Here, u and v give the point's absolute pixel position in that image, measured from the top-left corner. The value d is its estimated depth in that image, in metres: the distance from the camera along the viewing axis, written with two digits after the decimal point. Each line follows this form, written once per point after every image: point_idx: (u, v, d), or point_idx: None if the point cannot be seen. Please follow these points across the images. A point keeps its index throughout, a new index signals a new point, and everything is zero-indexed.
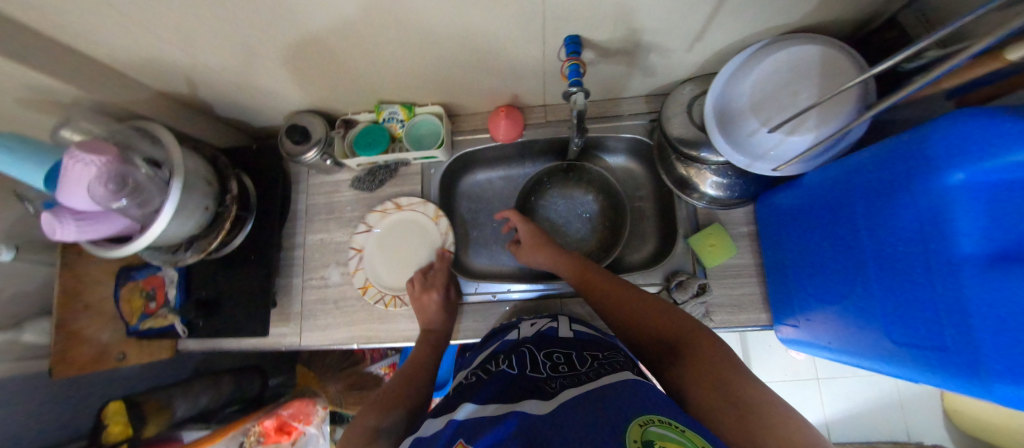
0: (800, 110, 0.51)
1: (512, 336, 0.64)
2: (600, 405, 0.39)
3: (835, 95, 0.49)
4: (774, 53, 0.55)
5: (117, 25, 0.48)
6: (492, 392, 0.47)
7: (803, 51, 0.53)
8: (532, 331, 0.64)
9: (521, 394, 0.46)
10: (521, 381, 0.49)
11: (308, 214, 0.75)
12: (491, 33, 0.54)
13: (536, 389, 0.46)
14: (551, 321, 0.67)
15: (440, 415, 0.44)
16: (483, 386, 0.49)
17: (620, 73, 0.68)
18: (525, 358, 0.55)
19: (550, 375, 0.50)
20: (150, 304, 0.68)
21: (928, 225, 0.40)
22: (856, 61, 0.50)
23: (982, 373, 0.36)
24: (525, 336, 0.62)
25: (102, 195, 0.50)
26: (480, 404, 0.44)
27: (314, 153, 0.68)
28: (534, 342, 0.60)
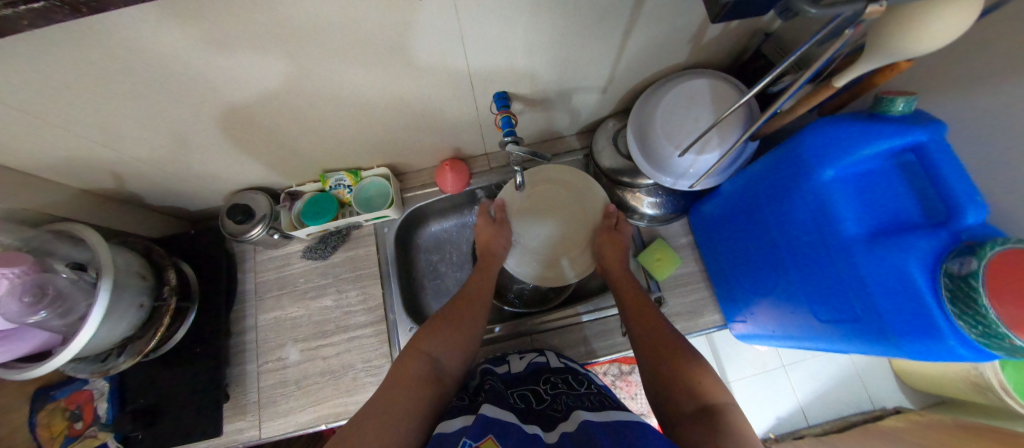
0: (703, 132, 0.58)
1: (501, 368, 0.63)
2: (610, 437, 0.40)
3: (728, 116, 0.56)
4: (674, 86, 0.63)
5: (31, 131, 0.47)
6: (505, 403, 0.47)
7: (697, 82, 0.61)
8: (521, 364, 0.63)
9: (529, 418, 0.46)
10: (526, 411, 0.49)
11: (258, 292, 0.72)
12: (423, 97, 0.59)
13: (546, 419, 0.47)
14: (539, 355, 0.66)
15: (463, 413, 0.45)
16: (497, 397, 0.48)
17: (549, 117, 0.74)
18: (525, 391, 0.55)
19: (555, 401, 0.51)
20: (76, 425, 0.60)
21: (819, 218, 0.46)
22: (736, 89, 0.59)
23: (891, 335, 0.41)
24: (516, 370, 0.61)
25: (16, 310, 0.47)
26: (500, 407, 0.45)
27: (259, 229, 0.66)
28: (528, 376, 0.60)
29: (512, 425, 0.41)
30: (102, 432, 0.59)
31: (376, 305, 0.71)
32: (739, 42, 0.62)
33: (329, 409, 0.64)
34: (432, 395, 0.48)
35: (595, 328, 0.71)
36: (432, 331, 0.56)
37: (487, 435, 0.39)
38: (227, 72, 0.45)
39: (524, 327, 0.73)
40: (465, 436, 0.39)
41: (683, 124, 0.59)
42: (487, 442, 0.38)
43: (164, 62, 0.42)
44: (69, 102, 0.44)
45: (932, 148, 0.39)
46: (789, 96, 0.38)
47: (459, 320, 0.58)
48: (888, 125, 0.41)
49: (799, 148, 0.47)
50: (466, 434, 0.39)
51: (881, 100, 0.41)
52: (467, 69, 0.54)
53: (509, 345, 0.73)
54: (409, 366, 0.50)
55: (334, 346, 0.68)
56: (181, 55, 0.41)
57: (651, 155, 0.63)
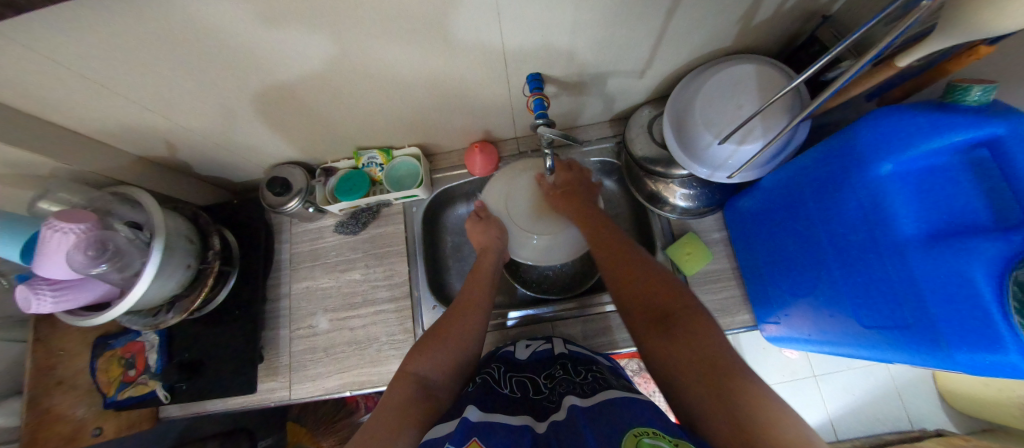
0: (746, 121, 0.55)
1: (507, 352, 0.65)
2: (592, 417, 0.40)
3: (775, 104, 0.53)
4: (716, 72, 0.60)
5: (97, 97, 0.51)
6: (495, 401, 0.48)
7: (743, 68, 0.58)
8: (527, 352, 0.64)
9: (520, 409, 0.47)
10: (521, 401, 0.50)
11: (293, 263, 0.75)
12: (458, 77, 0.59)
13: (540, 410, 0.47)
14: (546, 342, 0.66)
15: (453, 418, 0.45)
16: (488, 394, 0.49)
17: (582, 103, 0.73)
18: (525, 382, 0.55)
19: (551, 391, 0.52)
20: (129, 372, 0.65)
21: (871, 216, 0.43)
22: (787, 76, 0.55)
23: (944, 344, 0.38)
24: (520, 359, 0.63)
25: (80, 262, 0.50)
26: (488, 409, 0.45)
27: (296, 202, 0.69)
28: (532, 365, 0.60)
29: (499, 425, 0.42)
30: (152, 380, 0.65)
31: (402, 281, 0.73)
32: (792, 25, 0.58)
33: (354, 377, 0.67)
34: (428, 410, 0.48)
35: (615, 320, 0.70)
36: (423, 347, 0.55)
37: (472, 439, 0.39)
38: (270, 45, 0.47)
39: (545, 314, 0.73)
40: (448, 442, 0.39)
41: (723, 112, 0.57)
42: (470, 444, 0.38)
43: (215, 34, 0.44)
44: (132, 70, 0.47)
45: (1009, 143, 0.35)
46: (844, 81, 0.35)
47: (450, 335, 0.57)
48: (958, 116, 0.37)
49: (853, 140, 0.43)
50: (450, 440, 0.40)
51: (953, 87, 0.38)
52: (502, 48, 0.53)
53: (530, 330, 0.74)
54: (397, 389, 0.49)
55: (360, 318, 0.71)
56: (232, 28, 0.43)
57: (685, 145, 0.61)
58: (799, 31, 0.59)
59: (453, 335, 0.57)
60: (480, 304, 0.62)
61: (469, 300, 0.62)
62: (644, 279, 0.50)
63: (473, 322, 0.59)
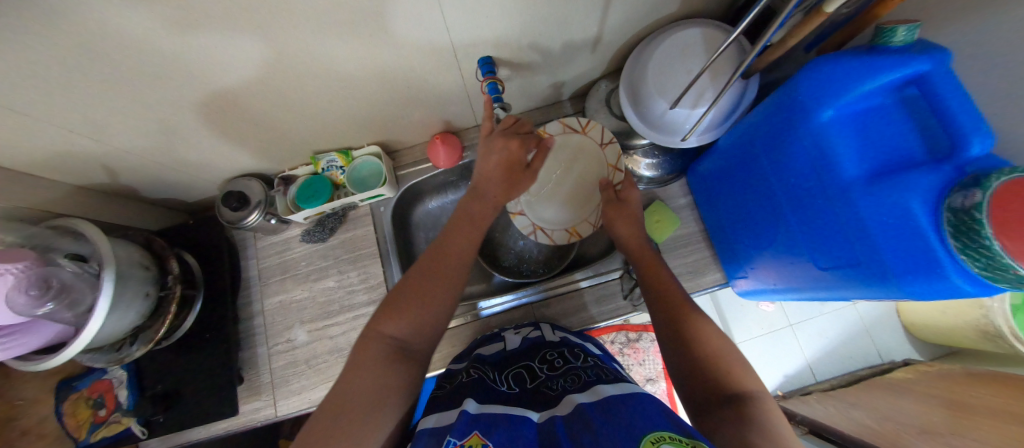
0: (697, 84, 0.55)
1: (498, 346, 0.64)
2: (604, 413, 0.40)
3: (720, 63, 0.54)
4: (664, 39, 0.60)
5: (11, 125, 0.47)
6: (493, 393, 0.48)
7: (688, 32, 0.58)
8: (516, 341, 0.65)
9: (519, 399, 0.47)
10: (518, 390, 0.50)
11: (262, 278, 0.73)
12: (406, 67, 0.57)
13: (541, 397, 0.48)
14: (535, 328, 0.68)
15: (449, 408, 0.44)
16: (486, 385, 0.49)
17: (539, 83, 0.72)
18: (522, 371, 0.56)
19: (550, 376, 0.53)
20: (100, 412, 0.62)
21: (817, 162, 0.45)
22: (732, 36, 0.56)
23: (892, 276, 0.40)
24: (512, 348, 0.63)
25: (24, 303, 0.47)
26: (484, 402, 0.44)
27: (255, 215, 0.67)
28: (521, 352, 0.61)
29: (500, 417, 0.41)
30: (125, 418, 0.62)
31: (377, 283, 0.71)
32: None
33: None
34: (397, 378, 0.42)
35: (596, 294, 0.71)
36: (394, 306, 0.48)
37: (472, 433, 0.37)
38: (201, 52, 0.44)
39: (525, 299, 0.73)
40: (449, 434, 0.37)
41: (673, 78, 0.57)
42: (471, 439, 0.36)
43: (135, 45, 0.41)
44: (46, 92, 0.44)
45: (933, 80, 0.37)
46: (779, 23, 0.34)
47: (427, 290, 0.49)
48: (887, 56, 0.39)
49: (794, 92, 0.44)
50: (452, 432, 0.38)
51: (880, 30, 0.39)
52: (448, 35, 0.52)
53: (513, 316, 0.73)
54: (366, 351, 0.43)
55: (340, 325, 0.69)
56: (152, 36, 0.40)
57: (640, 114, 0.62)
58: None
59: (428, 294, 0.49)
60: (454, 275, 0.51)
61: (442, 274, 0.51)
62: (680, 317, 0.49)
63: (451, 285, 0.51)
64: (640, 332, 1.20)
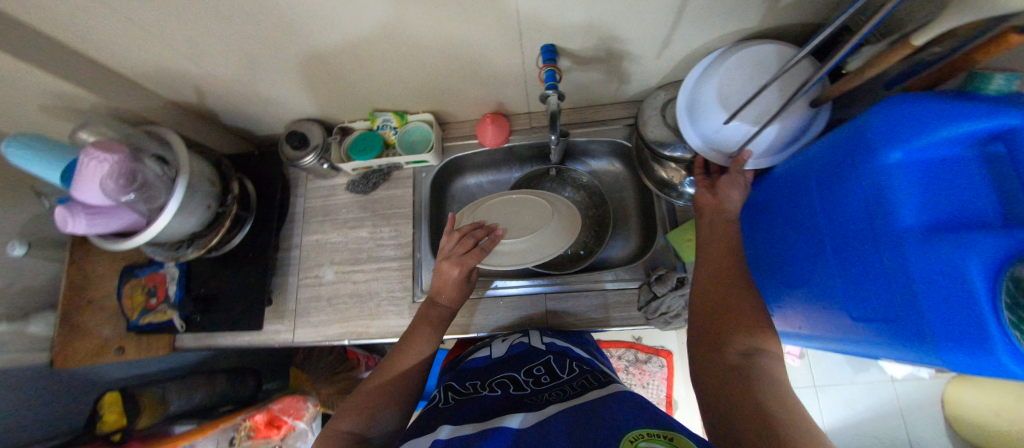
0: (763, 104, 0.53)
1: (485, 354, 0.67)
2: (585, 417, 0.43)
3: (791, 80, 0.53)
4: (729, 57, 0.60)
5: (133, 35, 0.53)
6: (476, 409, 0.50)
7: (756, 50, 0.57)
8: (503, 349, 0.66)
9: (503, 410, 0.50)
10: (503, 400, 0.53)
11: (305, 216, 0.79)
12: (474, 44, 0.59)
13: (523, 407, 0.50)
14: (523, 336, 0.67)
15: (428, 433, 0.45)
16: (469, 404, 0.52)
17: (598, 80, 0.72)
18: (507, 382, 0.58)
19: (536, 391, 0.55)
20: (151, 300, 0.70)
21: (873, 205, 0.42)
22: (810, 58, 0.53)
23: (930, 338, 0.38)
24: (497, 355, 0.65)
25: (112, 190, 0.54)
26: (457, 424, 0.46)
27: (311, 157, 0.72)
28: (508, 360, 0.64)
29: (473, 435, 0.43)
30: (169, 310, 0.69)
31: (405, 241, 0.75)
32: (818, 13, 0.57)
33: (353, 326, 0.71)
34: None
35: (613, 299, 0.71)
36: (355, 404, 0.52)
37: None
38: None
39: (538, 288, 0.73)
40: None
41: (738, 93, 0.56)
42: None
43: None
44: (167, 11, 0.50)
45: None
46: (850, 49, 0.33)
47: (389, 378, 0.55)
48: (974, 103, 0.36)
49: (864, 128, 0.43)
50: None
51: (973, 75, 0.38)
52: (518, 17, 0.54)
53: (523, 301, 0.73)
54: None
55: (364, 273, 0.74)
56: None
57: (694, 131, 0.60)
58: (825, 18, 0.57)
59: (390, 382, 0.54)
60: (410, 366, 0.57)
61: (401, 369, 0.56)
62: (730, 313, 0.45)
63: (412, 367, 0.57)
64: (650, 355, 1.19)
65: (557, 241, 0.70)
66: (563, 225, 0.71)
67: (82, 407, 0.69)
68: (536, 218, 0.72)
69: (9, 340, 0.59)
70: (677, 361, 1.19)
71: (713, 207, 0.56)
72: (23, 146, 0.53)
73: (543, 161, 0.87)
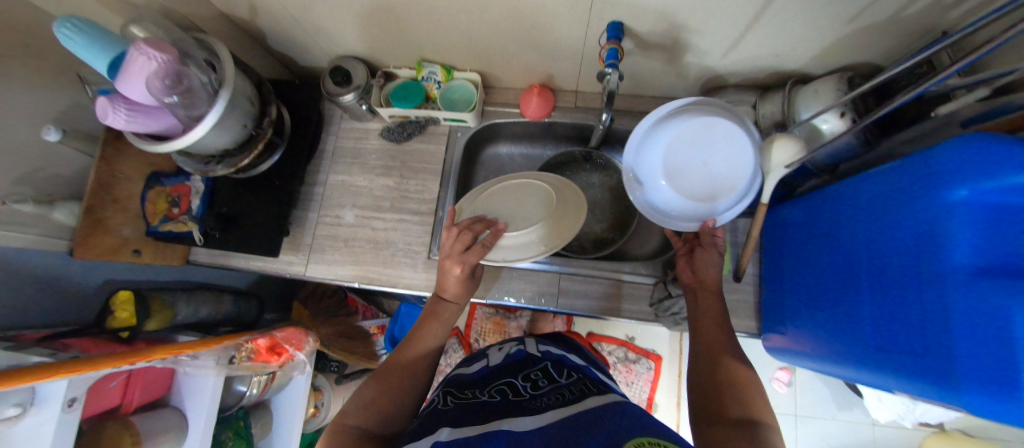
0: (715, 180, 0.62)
1: (482, 364, 0.73)
2: (585, 424, 0.45)
3: (736, 157, 0.61)
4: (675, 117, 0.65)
5: None
6: (483, 407, 0.53)
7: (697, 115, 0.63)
8: (498, 358, 0.75)
9: (509, 409, 0.52)
10: (505, 400, 0.57)
11: (334, 155, 0.78)
12: (542, 9, 0.57)
13: (527, 407, 0.53)
14: (519, 345, 0.80)
15: (432, 430, 0.45)
16: (474, 403, 0.55)
17: (654, 70, 0.70)
18: (506, 386, 0.63)
19: (534, 394, 0.59)
20: (174, 210, 0.71)
21: (925, 239, 0.41)
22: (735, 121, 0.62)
23: (955, 380, 0.37)
24: (495, 365, 0.72)
25: (157, 89, 0.53)
26: (456, 425, 0.46)
27: (352, 96, 0.71)
28: (505, 369, 0.70)
29: (473, 437, 0.42)
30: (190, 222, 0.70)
31: (430, 198, 0.75)
32: (903, 41, 0.54)
33: (367, 271, 0.71)
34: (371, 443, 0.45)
35: (626, 290, 0.71)
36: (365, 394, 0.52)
37: None
38: None
39: (553, 267, 0.72)
40: None
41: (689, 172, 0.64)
42: None
43: None
44: None
45: None
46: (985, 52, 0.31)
47: (400, 368, 0.57)
48: None
49: (932, 160, 0.41)
50: None
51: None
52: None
53: (538, 278, 0.72)
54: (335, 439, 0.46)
55: (384, 221, 0.74)
56: None
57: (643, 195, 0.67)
58: (908, 46, 0.55)
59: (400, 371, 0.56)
60: (423, 359, 0.59)
61: (413, 361, 0.58)
62: (729, 370, 0.47)
63: (423, 360, 0.59)
64: (639, 356, 1.20)
65: (561, 232, 0.65)
66: (567, 218, 0.67)
67: (93, 301, 0.71)
68: (539, 209, 0.69)
69: (31, 222, 0.59)
70: (664, 366, 1.21)
71: (695, 284, 0.59)
72: (74, 28, 0.51)
73: (580, 144, 0.85)
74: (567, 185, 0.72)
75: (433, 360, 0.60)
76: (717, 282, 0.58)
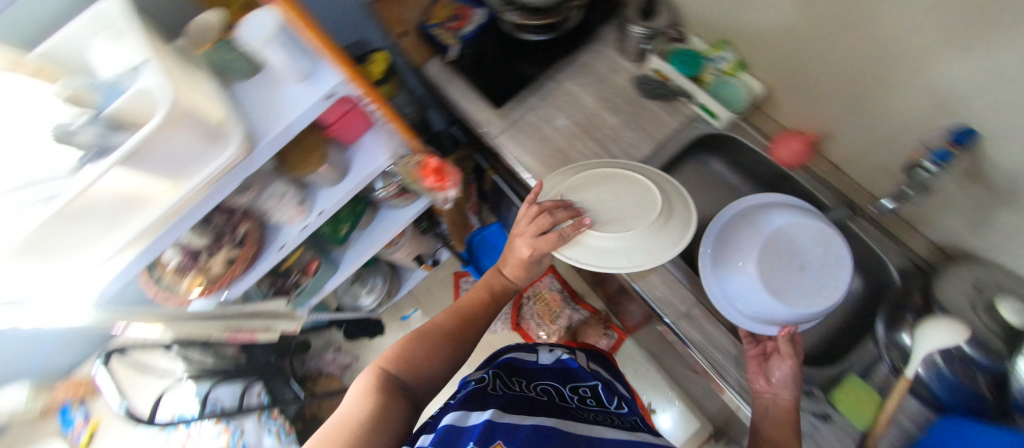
0: (806, 286, 0.56)
1: (532, 359, 0.80)
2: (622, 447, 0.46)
3: (826, 271, 0.56)
4: (750, 213, 0.63)
5: None
6: (529, 399, 0.57)
7: (786, 215, 0.60)
8: (548, 360, 0.80)
9: (553, 410, 0.55)
10: (550, 400, 0.61)
11: (582, 67, 0.79)
12: (909, 70, 0.48)
13: (573, 412, 0.57)
14: (569, 354, 0.84)
15: (479, 408, 0.48)
16: (521, 392, 0.60)
17: (956, 213, 0.56)
18: (552, 390, 0.67)
19: (581, 406, 0.63)
20: (450, 23, 0.77)
21: None
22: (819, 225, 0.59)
23: None
24: (542, 366, 0.78)
25: None
26: (501, 409, 0.48)
27: (642, 30, 0.69)
28: (554, 373, 0.75)
29: (514, 427, 0.43)
30: (452, 40, 0.75)
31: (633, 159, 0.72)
32: None
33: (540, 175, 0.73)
34: (404, 405, 0.51)
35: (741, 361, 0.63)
36: (409, 352, 0.59)
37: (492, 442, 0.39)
38: None
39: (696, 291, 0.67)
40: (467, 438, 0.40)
41: (781, 281, 0.56)
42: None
43: None
44: None
45: None
46: None
47: (444, 336, 0.63)
48: None
49: None
50: (470, 434, 0.41)
51: None
52: (1000, 82, 0.40)
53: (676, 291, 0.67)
54: (377, 381, 0.53)
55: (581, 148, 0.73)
56: None
57: (733, 298, 0.60)
58: None
59: (446, 342, 0.63)
60: (466, 337, 0.65)
61: (458, 333, 0.65)
62: None
63: (465, 340, 0.65)
64: None
65: (658, 249, 0.57)
66: (673, 231, 0.58)
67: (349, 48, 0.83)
68: (636, 214, 0.59)
69: None
70: None
71: (771, 395, 0.53)
72: None
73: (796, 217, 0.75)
74: (685, 200, 0.61)
75: (473, 341, 0.67)
76: (794, 406, 0.51)
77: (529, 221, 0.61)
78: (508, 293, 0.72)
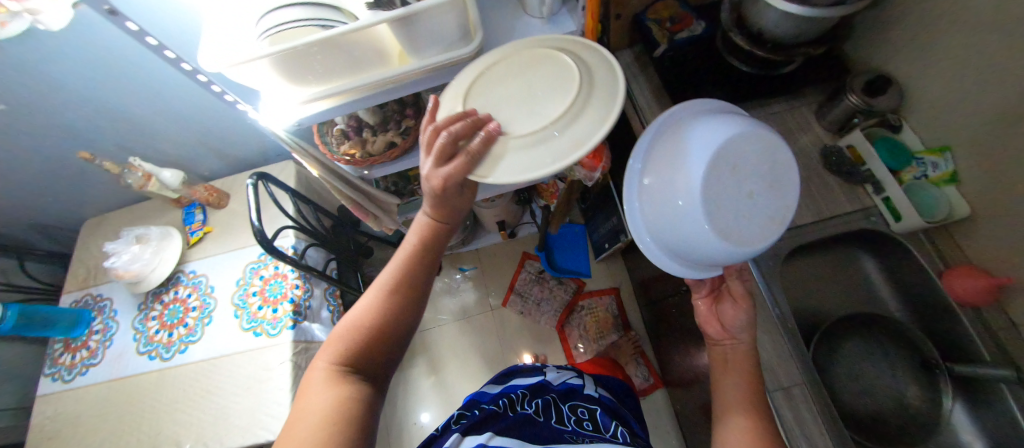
0: (752, 215, 0.42)
1: (542, 377, 0.78)
2: None
3: (738, 153, 0.41)
4: (674, 128, 0.47)
5: None
6: (523, 423, 0.59)
7: (718, 124, 0.42)
8: (557, 378, 0.78)
9: (541, 437, 0.56)
10: (545, 422, 0.61)
11: (774, 115, 0.77)
12: None
13: (559, 438, 0.56)
14: (577, 377, 0.80)
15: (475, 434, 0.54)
16: (517, 415, 0.61)
17: None
18: (550, 408, 0.66)
19: (573, 429, 0.61)
20: (669, 23, 0.77)
21: None
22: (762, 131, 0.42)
23: None
24: (552, 384, 0.75)
25: None
26: (496, 435, 0.54)
27: (858, 101, 0.66)
28: (560, 392, 0.73)
29: None
30: (665, 36, 0.76)
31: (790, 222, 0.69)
32: None
33: None
34: (353, 406, 0.39)
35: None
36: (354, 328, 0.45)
37: None
38: None
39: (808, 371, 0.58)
40: None
41: (724, 209, 0.42)
42: None
43: None
44: None
45: None
46: None
47: (393, 297, 0.47)
48: None
49: None
50: None
51: None
52: None
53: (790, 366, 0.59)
54: (317, 373, 0.41)
55: None
56: None
57: (678, 250, 0.48)
58: None
59: (393, 313, 0.47)
60: (415, 294, 0.49)
61: (406, 293, 0.48)
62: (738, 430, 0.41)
63: (416, 297, 0.49)
64: None
65: (580, 137, 0.46)
66: (597, 109, 0.47)
67: None
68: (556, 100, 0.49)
69: None
70: None
71: (727, 340, 0.50)
72: None
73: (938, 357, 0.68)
74: (611, 67, 0.49)
75: (426, 295, 0.51)
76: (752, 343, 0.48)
77: (428, 152, 0.47)
78: (443, 238, 0.52)
